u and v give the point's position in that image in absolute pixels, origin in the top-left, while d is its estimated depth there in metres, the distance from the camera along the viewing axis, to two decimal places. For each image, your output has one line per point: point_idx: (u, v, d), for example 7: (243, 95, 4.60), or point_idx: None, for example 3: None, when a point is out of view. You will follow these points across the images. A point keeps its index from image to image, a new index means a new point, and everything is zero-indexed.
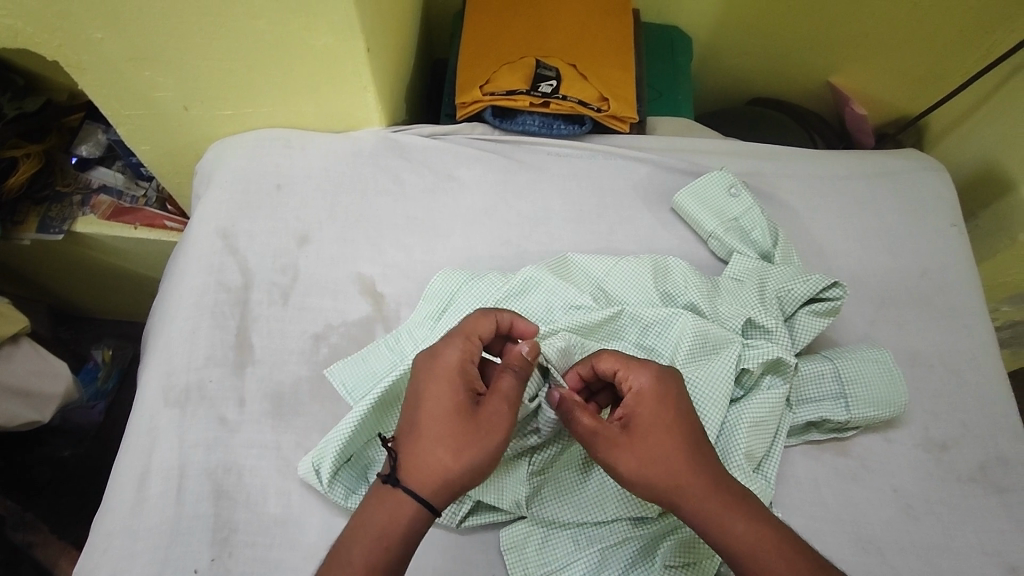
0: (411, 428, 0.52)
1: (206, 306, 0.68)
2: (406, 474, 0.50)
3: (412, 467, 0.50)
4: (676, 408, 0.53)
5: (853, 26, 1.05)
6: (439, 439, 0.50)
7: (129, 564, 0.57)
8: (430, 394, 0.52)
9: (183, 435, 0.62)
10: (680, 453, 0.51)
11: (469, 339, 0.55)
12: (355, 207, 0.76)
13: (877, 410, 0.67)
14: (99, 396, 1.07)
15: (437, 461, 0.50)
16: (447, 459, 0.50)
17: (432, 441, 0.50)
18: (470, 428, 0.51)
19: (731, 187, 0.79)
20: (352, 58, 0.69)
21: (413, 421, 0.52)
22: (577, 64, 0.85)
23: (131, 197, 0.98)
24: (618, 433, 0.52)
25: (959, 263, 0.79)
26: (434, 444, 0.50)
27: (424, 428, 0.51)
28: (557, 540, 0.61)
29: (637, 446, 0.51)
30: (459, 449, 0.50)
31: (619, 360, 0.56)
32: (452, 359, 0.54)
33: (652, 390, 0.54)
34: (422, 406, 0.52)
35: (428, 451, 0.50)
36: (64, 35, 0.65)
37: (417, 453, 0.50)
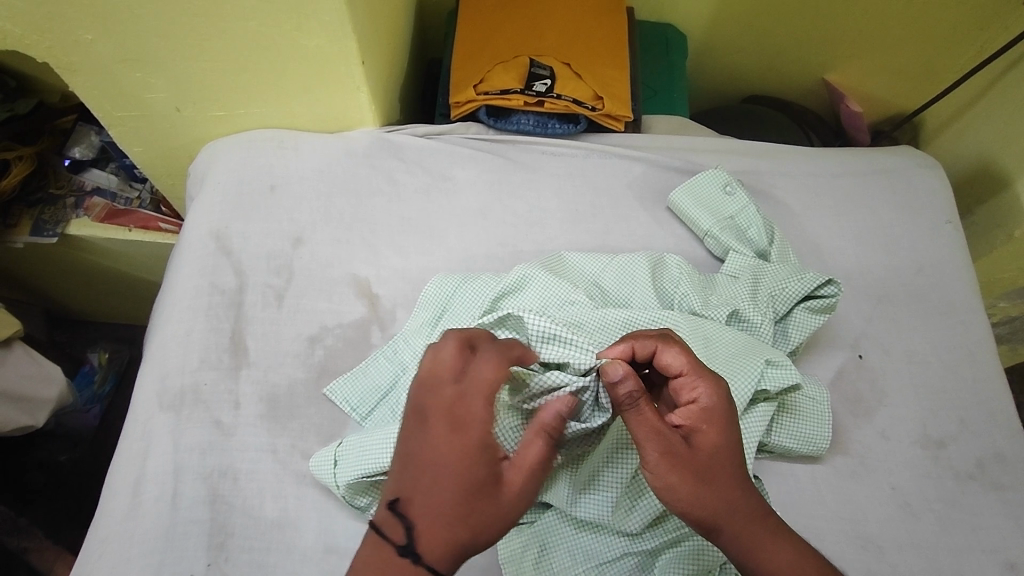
0: (422, 491, 0.45)
1: (200, 309, 0.68)
2: (425, 541, 0.44)
3: (431, 541, 0.44)
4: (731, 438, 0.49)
5: (848, 22, 1.05)
6: (459, 502, 0.44)
7: (124, 570, 0.56)
8: (454, 457, 0.44)
9: (178, 439, 0.62)
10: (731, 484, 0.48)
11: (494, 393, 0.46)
12: (350, 209, 0.76)
13: (796, 444, 0.65)
14: (95, 399, 1.08)
15: (461, 536, 0.44)
16: (472, 531, 0.44)
17: (454, 510, 0.44)
18: (496, 486, 0.45)
19: (727, 186, 0.79)
20: (344, 57, 0.69)
21: (433, 486, 0.44)
22: (572, 63, 0.85)
23: (124, 199, 0.98)
24: (680, 445, 0.47)
25: (954, 260, 0.79)
26: (459, 511, 0.44)
27: (438, 501, 0.44)
28: (556, 550, 0.61)
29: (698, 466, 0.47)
30: (479, 527, 0.44)
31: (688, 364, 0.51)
32: (471, 421, 0.45)
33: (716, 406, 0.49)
34: (439, 470, 0.44)
35: (445, 529, 0.44)
36: (55, 37, 0.64)
37: (439, 535, 0.44)
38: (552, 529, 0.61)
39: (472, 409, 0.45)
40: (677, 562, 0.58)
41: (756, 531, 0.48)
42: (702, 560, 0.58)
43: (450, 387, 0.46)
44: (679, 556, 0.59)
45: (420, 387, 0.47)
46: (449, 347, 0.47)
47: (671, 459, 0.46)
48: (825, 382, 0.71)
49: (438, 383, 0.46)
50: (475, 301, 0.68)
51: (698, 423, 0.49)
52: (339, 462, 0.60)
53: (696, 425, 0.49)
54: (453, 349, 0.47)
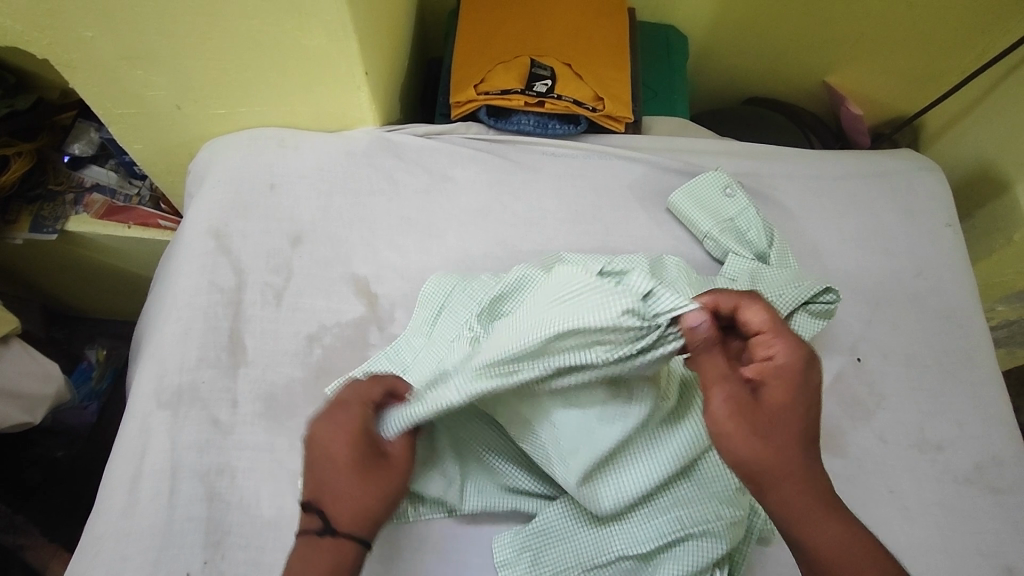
0: (331, 481, 0.53)
1: (198, 307, 0.68)
2: (335, 519, 0.52)
3: (340, 514, 0.52)
4: (801, 397, 0.51)
5: (850, 26, 1.05)
6: (362, 483, 0.53)
7: (120, 568, 0.56)
8: (347, 445, 0.54)
9: (176, 437, 0.62)
10: (794, 450, 0.50)
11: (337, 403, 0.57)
12: (350, 208, 0.76)
13: None
14: (93, 396, 1.07)
15: (364, 507, 0.52)
16: (374, 505, 0.53)
17: (355, 489, 0.53)
18: (388, 468, 0.55)
19: (727, 188, 0.79)
20: (346, 56, 0.69)
21: (334, 474, 0.53)
22: (573, 64, 0.85)
23: (124, 196, 0.97)
24: (746, 398, 0.50)
25: (954, 263, 0.79)
26: (360, 492, 0.53)
27: (342, 479, 0.53)
28: (550, 555, 0.61)
29: (758, 422, 0.50)
30: (377, 497, 0.53)
31: (769, 323, 0.54)
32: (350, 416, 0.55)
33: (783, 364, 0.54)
34: (338, 458, 0.53)
35: (350, 501, 0.52)
36: (55, 34, 0.64)
37: (344, 503, 0.52)
38: (550, 528, 0.61)
39: (352, 413, 0.56)
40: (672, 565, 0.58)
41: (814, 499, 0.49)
42: (698, 564, 0.58)
43: (331, 402, 0.56)
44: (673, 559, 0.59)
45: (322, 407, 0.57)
46: (362, 380, 0.59)
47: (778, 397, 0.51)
48: (824, 384, 0.71)
49: (331, 404, 0.57)
50: (475, 300, 0.68)
51: (768, 377, 0.52)
52: None
53: (766, 381, 0.52)
54: (369, 380, 0.59)
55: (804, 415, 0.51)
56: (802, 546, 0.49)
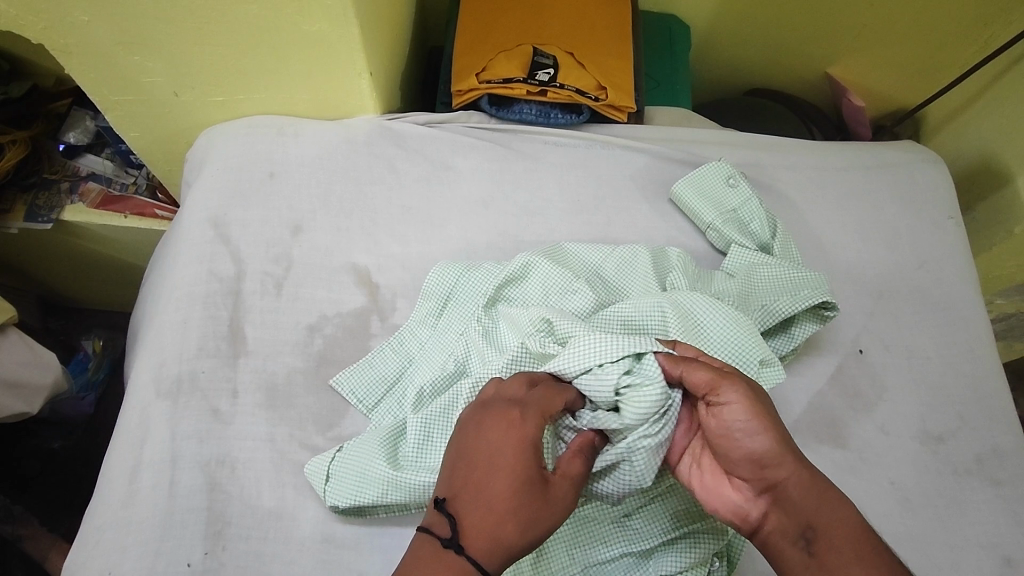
0: (497, 491, 0.46)
1: (198, 297, 0.67)
2: (470, 533, 0.45)
3: (470, 527, 0.45)
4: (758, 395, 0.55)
5: (852, 16, 1.04)
6: (537, 519, 0.46)
7: (121, 558, 0.56)
8: (512, 452, 0.47)
9: (175, 426, 0.61)
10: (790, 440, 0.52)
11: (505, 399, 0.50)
12: (349, 196, 0.75)
13: None
14: (90, 386, 1.06)
15: (505, 529, 0.45)
16: (519, 530, 0.45)
17: (509, 507, 0.45)
18: (544, 505, 0.47)
19: (730, 178, 0.78)
20: (347, 43, 0.68)
21: (484, 481, 0.46)
22: (575, 53, 0.84)
23: (120, 185, 0.96)
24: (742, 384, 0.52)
25: (955, 255, 0.79)
26: (507, 516, 0.45)
27: (494, 488, 0.46)
28: (554, 550, 0.59)
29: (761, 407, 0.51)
30: (522, 525, 0.46)
31: (702, 348, 0.57)
32: (524, 422, 0.48)
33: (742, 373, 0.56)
34: (494, 464, 0.47)
35: (490, 515, 0.45)
36: (51, 18, 0.63)
37: (488, 511, 0.45)
38: None
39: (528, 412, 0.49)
40: (673, 556, 0.58)
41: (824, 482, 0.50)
42: (698, 551, 0.58)
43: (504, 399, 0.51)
44: (674, 551, 0.59)
45: (516, 405, 0.49)
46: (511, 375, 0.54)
47: (746, 411, 0.50)
48: (826, 375, 0.71)
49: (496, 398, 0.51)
50: (478, 292, 0.68)
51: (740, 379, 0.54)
52: (332, 479, 0.59)
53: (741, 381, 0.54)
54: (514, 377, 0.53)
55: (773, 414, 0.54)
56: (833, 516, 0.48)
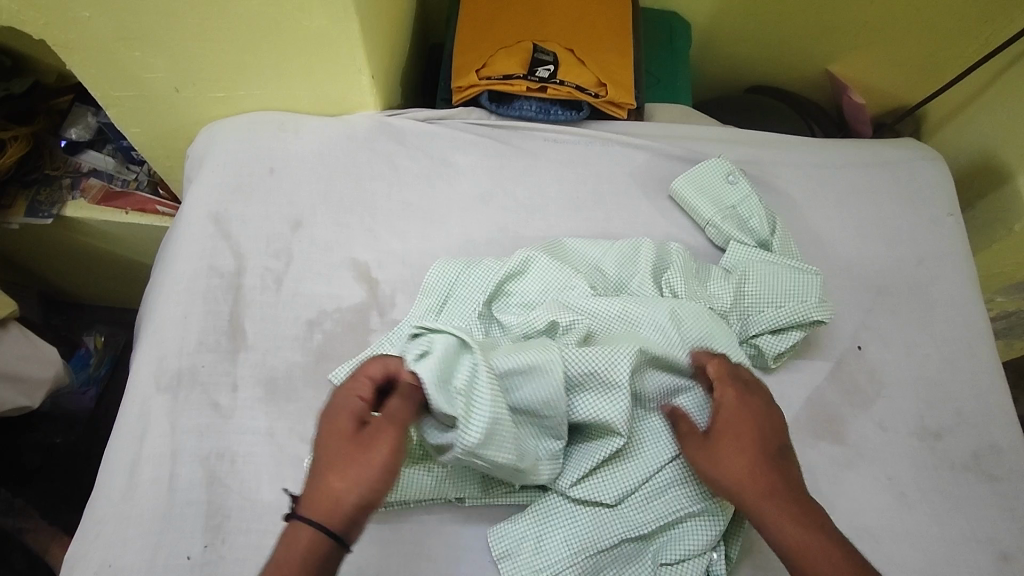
0: (329, 460, 0.50)
1: (198, 291, 0.68)
2: (307, 505, 0.48)
3: (304, 495, 0.49)
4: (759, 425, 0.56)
5: (853, 14, 1.04)
6: (364, 467, 0.49)
7: (121, 549, 0.56)
8: (332, 416, 0.53)
9: (176, 420, 0.61)
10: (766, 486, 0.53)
11: (360, 375, 0.55)
12: (350, 192, 0.75)
13: None
14: (92, 381, 1.06)
15: (322, 487, 0.49)
16: (343, 481, 0.49)
17: (335, 469, 0.50)
18: (355, 452, 0.50)
19: (729, 175, 0.78)
20: (347, 39, 0.68)
21: (317, 451, 0.51)
22: (575, 49, 0.84)
23: (122, 181, 0.97)
24: (700, 435, 0.57)
25: (955, 252, 0.79)
26: (326, 472, 0.50)
27: (323, 453, 0.51)
28: (553, 545, 0.59)
29: (734, 445, 0.55)
30: (346, 476, 0.49)
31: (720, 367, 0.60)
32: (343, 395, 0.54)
33: (735, 406, 0.57)
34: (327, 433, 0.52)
35: (321, 479, 0.49)
36: (52, 14, 0.63)
37: (314, 480, 0.50)
38: (547, 517, 0.60)
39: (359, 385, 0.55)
40: (673, 545, 0.59)
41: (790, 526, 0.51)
42: (697, 541, 0.59)
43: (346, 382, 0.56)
44: (674, 540, 0.60)
45: (339, 389, 0.55)
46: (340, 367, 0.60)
47: (709, 454, 0.55)
48: (825, 371, 0.71)
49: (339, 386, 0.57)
50: (479, 286, 0.68)
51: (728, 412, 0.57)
52: None
53: (725, 415, 0.57)
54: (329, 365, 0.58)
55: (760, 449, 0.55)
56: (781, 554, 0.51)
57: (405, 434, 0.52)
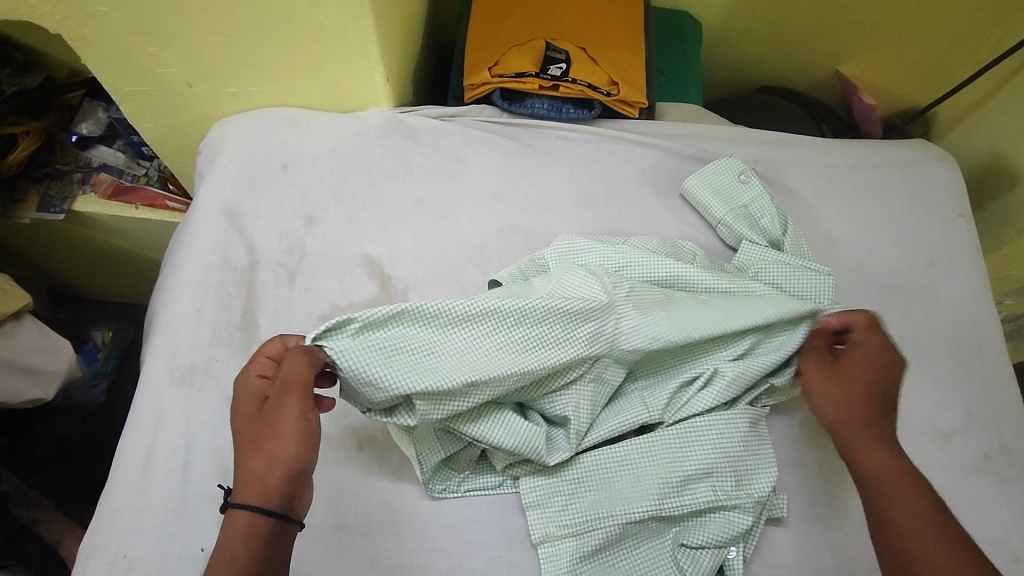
0: (243, 444, 0.50)
1: (211, 286, 0.68)
2: (240, 490, 0.48)
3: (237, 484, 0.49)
4: (869, 375, 0.60)
5: (864, 15, 1.04)
6: (278, 441, 0.49)
7: (135, 541, 0.56)
8: (245, 403, 0.52)
9: (190, 413, 0.62)
10: (866, 433, 0.57)
11: (257, 355, 0.54)
12: (362, 188, 0.75)
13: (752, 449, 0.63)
14: (100, 375, 1.07)
15: (249, 472, 0.49)
16: (264, 462, 0.49)
17: (256, 449, 0.49)
18: (268, 432, 0.50)
19: (741, 174, 0.79)
20: (362, 36, 0.68)
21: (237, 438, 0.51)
22: (587, 48, 0.84)
23: (132, 176, 0.98)
24: (829, 366, 0.62)
25: (965, 253, 0.79)
26: (251, 458, 0.49)
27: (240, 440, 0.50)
28: (579, 512, 0.61)
29: (855, 387, 0.60)
30: (266, 455, 0.49)
31: (847, 319, 0.64)
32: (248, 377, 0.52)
33: (876, 348, 0.62)
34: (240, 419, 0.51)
35: (245, 465, 0.49)
36: (69, 9, 0.64)
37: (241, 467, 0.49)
38: (575, 488, 0.61)
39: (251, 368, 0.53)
40: (697, 531, 0.61)
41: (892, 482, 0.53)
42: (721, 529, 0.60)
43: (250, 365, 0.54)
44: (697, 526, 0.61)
45: (237, 376, 0.53)
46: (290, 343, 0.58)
47: (831, 400, 0.59)
48: None
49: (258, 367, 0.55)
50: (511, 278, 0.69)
51: (868, 351, 0.62)
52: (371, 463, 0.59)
53: (869, 354, 0.62)
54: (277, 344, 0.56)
55: (860, 398, 0.59)
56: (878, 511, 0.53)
57: (306, 397, 0.51)
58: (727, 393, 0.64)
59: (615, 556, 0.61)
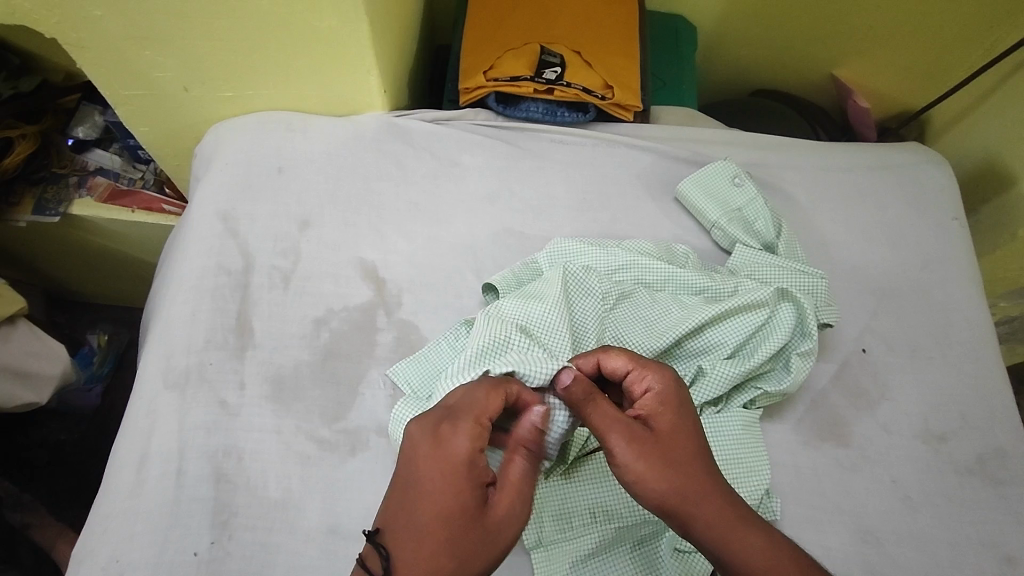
0: (443, 534, 0.45)
1: (206, 289, 0.68)
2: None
3: (403, 563, 0.45)
4: (687, 410, 0.52)
5: (858, 18, 1.05)
6: (486, 549, 0.46)
7: (128, 545, 0.56)
8: (444, 478, 0.46)
9: (183, 417, 0.62)
10: (703, 474, 0.49)
11: (483, 418, 0.49)
12: (357, 192, 0.76)
13: (745, 447, 0.64)
14: (94, 379, 1.07)
15: (439, 564, 0.45)
16: (459, 561, 0.45)
17: (453, 545, 0.45)
18: (479, 530, 0.46)
19: (735, 177, 0.78)
20: (356, 40, 0.68)
21: (421, 516, 0.46)
22: (582, 51, 0.84)
23: (128, 180, 0.97)
24: (639, 431, 0.49)
25: (959, 257, 0.79)
26: (443, 547, 0.45)
27: (424, 521, 0.46)
28: (576, 509, 0.62)
29: (660, 450, 0.49)
30: (456, 553, 0.45)
31: (632, 360, 0.54)
32: (456, 440, 0.48)
33: (669, 393, 0.52)
34: (432, 498, 0.46)
35: (425, 550, 0.45)
36: (64, 13, 0.64)
37: (415, 553, 0.45)
38: (572, 488, 0.63)
39: (467, 429, 0.48)
40: None
41: (732, 520, 0.47)
42: None
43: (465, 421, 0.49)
44: None
45: (455, 437, 0.48)
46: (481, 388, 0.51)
47: (632, 463, 0.48)
48: (829, 374, 0.71)
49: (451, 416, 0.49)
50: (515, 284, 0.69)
51: (654, 409, 0.51)
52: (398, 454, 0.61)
53: (653, 412, 0.51)
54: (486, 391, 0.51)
55: (695, 437, 0.50)
56: (736, 568, 0.46)
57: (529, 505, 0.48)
58: (716, 389, 0.64)
59: (612, 558, 0.60)
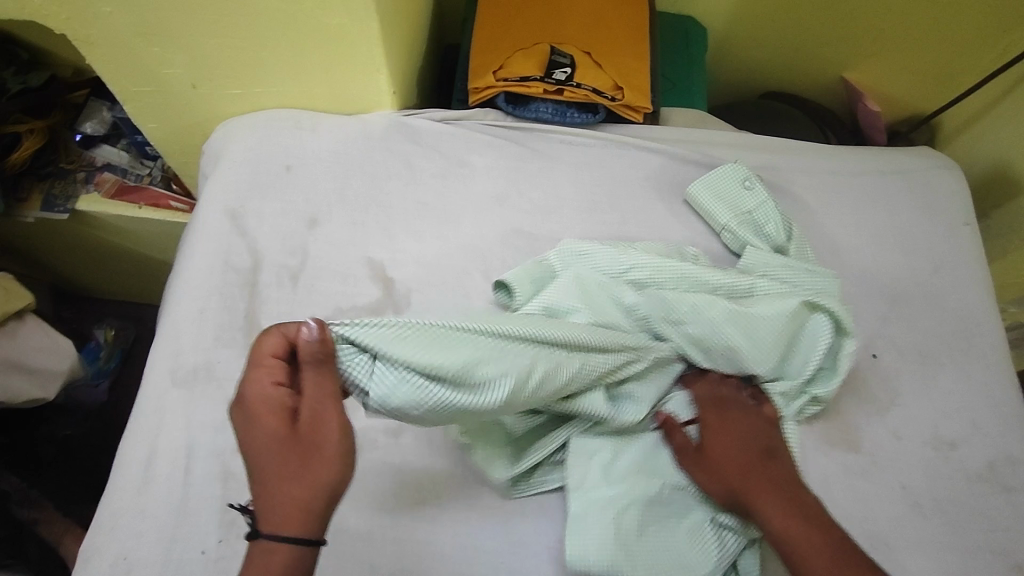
0: (273, 469, 0.46)
1: (214, 287, 0.68)
2: (276, 517, 0.45)
3: (269, 510, 0.45)
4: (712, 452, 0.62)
5: (868, 22, 1.04)
6: (307, 477, 0.46)
7: (135, 543, 0.56)
8: (277, 423, 0.47)
9: (191, 414, 0.62)
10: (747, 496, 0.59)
11: (263, 358, 0.48)
12: (366, 190, 0.75)
13: None
14: (102, 375, 1.09)
15: (297, 497, 0.45)
16: (307, 487, 0.45)
17: (290, 475, 0.45)
18: (293, 458, 0.46)
19: (746, 180, 0.78)
20: (366, 38, 0.68)
21: (269, 463, 0.46)
22: (592, 52, 0.84)
23: (135, 176, 0.98)
24: None
25: (969, 262, 0.79)
26: (295, 482, 0.45)
27: (273, 465, 0.46)
28: None
29: None
30: (296, 482, 0.45)
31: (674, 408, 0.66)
32: (276, 383, 0.48)
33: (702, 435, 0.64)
34: (267, 447, 0.46)
35: (286, 490, 0.45)
36: (74, 10, 0.64)
37: (275, 497, 0.45)
38: None
39: (268, 375, 0.48)
40: (700, 539, 0.59)
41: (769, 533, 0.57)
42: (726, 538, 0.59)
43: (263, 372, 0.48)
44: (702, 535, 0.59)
45: (250, 385, 0.48)
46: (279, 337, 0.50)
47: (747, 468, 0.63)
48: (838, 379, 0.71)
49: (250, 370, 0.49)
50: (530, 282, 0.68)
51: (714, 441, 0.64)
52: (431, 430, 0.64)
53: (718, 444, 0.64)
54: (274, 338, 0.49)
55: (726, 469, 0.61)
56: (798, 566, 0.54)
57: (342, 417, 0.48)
58: None
59: None
